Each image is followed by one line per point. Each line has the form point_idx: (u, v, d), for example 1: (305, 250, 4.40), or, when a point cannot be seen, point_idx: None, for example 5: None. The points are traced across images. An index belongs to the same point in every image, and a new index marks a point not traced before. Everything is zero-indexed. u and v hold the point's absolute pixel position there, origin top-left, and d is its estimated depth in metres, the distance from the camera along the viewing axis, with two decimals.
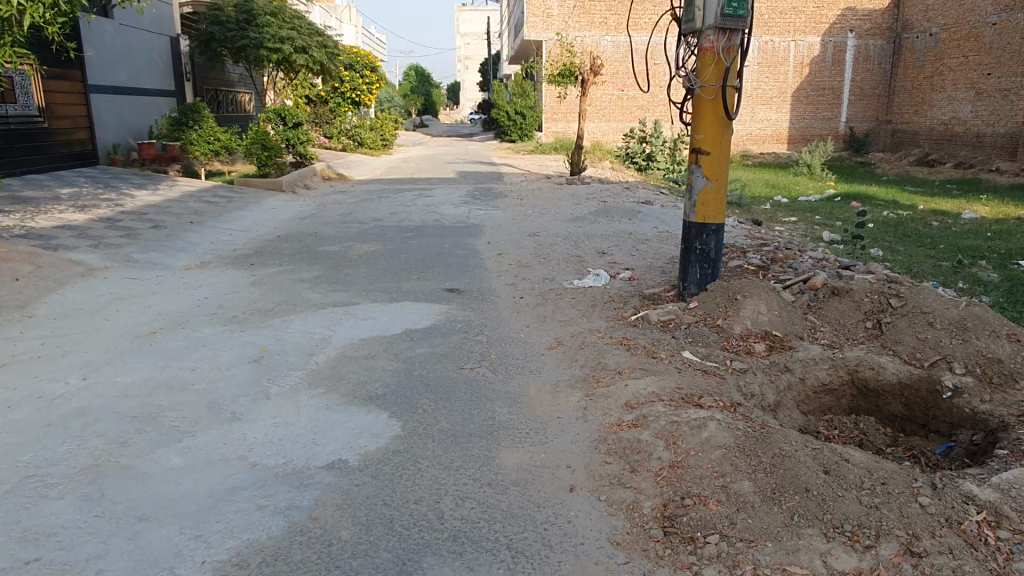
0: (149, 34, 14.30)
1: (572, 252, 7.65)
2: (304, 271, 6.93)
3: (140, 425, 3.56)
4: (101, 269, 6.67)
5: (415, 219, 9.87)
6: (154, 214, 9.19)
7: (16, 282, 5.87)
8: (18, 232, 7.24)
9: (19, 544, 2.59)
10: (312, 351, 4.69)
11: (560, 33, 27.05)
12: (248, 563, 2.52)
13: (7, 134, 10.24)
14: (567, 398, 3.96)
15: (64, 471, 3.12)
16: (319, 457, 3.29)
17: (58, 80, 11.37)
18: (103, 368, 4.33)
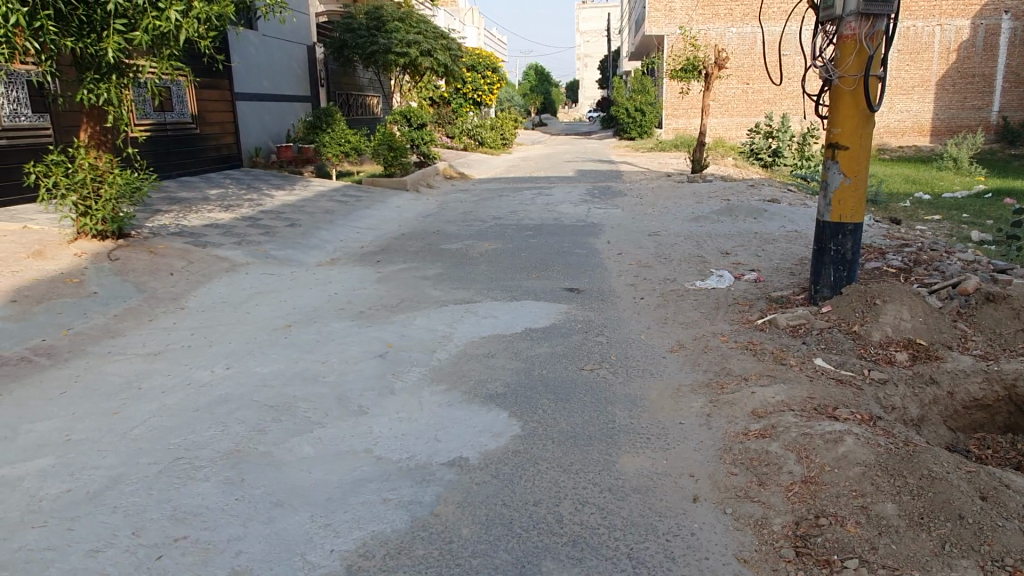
0: (288, 44, 15.16)
1: (695, 252, 7.42)
2: (427, 268, 7.12)
3: (276, 415, 3.76)
4: (243, 265, 7.12)
5: (534, 218, 9.90)
6: (291, 213, 9.74)
7: (170, 277, 6.39)
8: (173, 230, 7.87)
9: (171, 521, 2.80)
10: (434, 348, 4.80)
11: (683, 27, 26.38)
12: (373, 555, 2.60)
13: (164, 140, 11.15)
14: (690, 403, 3.84)
15: (210, 454, 3.35)
16: (441, 453, 3.36)
17: (209, 89, 12.25)
18: (245, 359, 4.62)
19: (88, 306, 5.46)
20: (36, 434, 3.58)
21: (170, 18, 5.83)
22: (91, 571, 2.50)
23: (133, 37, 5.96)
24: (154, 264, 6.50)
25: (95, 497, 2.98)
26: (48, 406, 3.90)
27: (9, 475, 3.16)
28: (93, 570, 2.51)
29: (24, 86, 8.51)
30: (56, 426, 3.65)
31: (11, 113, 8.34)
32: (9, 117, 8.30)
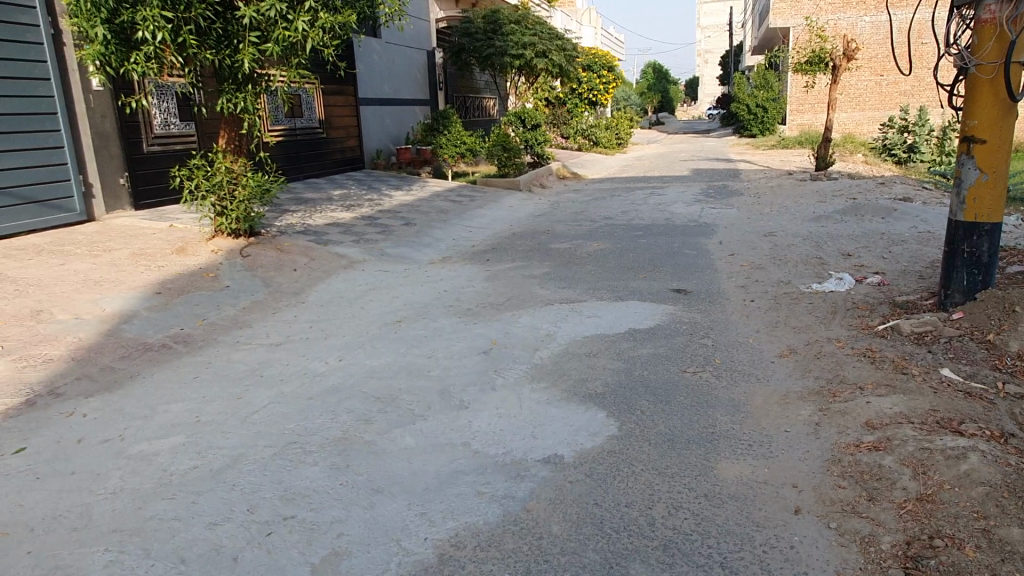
0: (409, 50, 15.67)
1: (813, 254, 7.06)
2: (534, 268, 7.18)
3: (382, 406, 3.92)
4: (361, 262, 7.45)
5: (645, 218, 9.76)
6: (406, 212, 10.09)
7: (293, 272, 6.78)
8: (299, 228, 8.34)
9: (281, 501, 2.99)
10: (537, 346, 4.84)
11: (811, 18, 25.18)
12: (464, 545, 2.66)
13: (294, 145, 11.83)
14: (797, 410, 3.67)
15: (320, 440, 3.54)
16: (536, 450, 3.39)
17: (334, 95, 12.87)
18: (357, 351, 4.84)
19: (221, 299, 5.89)
20: (171, 414, 3.91)
21: (298, 29, 6.19)
22: (210, 542, 2.72)
23: (265, 49, 6.37)
24: (280, 261, 6.93)
25: (217, 474, 3.23)
26: (182, 389, 4.25)
27: (146, 450, 3.48)
28: (211, 541, 2.72)
29: (173, 97, 9.28)
30: (188, 408, 3.97)
31: (162, 121, 9.13)
32: (160, 126, 9.09)
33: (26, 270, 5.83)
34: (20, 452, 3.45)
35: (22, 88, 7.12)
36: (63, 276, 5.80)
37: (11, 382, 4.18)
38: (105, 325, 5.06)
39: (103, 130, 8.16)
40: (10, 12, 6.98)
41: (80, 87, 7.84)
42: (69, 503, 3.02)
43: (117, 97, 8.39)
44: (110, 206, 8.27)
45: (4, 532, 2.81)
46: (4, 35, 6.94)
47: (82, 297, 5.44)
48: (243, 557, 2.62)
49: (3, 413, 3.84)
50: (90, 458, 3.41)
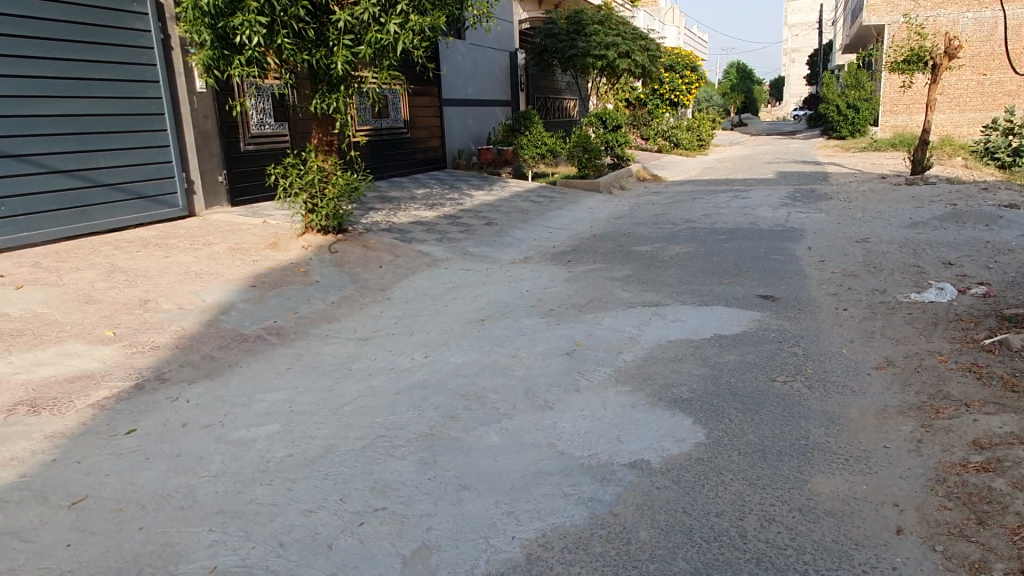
0: (493, 51, 15.80)
1: (910, 261, 6.75)
2: (616, 270, 7.12)
3: (467, 403, 3.97)
4: (444, 260, 7.56)
5: (729, 221, 9.54)
6: (487, 212, 10.18)
7: (379, 269, 6.95)
8: (384, 226, 8.54)
9: (372, 492, 3.07)
10: (621, 348, 4.80)
11: (908, 15, 24.05)
12: (552, 546, 2.67)
13: (380, 144, 12.11)
14: (897, 426, 3.51)
15: (407, 435, 3.61)
16: (621, 454, 3.36)
17: (419, 96, 13.12)
18: (441, 348, 4.93)
19: (311, 293, 6.09)
20: (266, 403, 4.07)
21: (390, 31, 6.32)
22: (306, 529, 2.81)
23: (358, 50, 6.53)
24: (367, 258, 7.11)
25: (310, 463, 3.34)
26: (277, 379, 4.42)
27: (245, 437, 3.63)
28: (306, 528, 2.82)
29: (269, 98, 9.65)
30: (283, 398, 4.13)
31: (258, 121, 9.50)
32: (257, 126, 9.47)
33: (134, 261, 6.18)
34: (131, 433, 3.67)
35: (132, 90, 7.56)
36: (167, 268, 6.11)
37: (122, 367, 4.45)
38: (205, 316, 5.31)
39: (205, 129, 8.57)
40: (124, 18, 7.44)
41: (186, 89, 8.26)
42: (176, 483, 3.19)
43: (219, 98, 8.79)
44: (209, 202, 8.67)
45: (119, 507, 3.00)
46: (120, 42, 7.41)
47: (185, 289, 5.73)
48: (337, 545, 2.71)
49: (116, 396, 4.09)
50: (193, 441, 3.59)
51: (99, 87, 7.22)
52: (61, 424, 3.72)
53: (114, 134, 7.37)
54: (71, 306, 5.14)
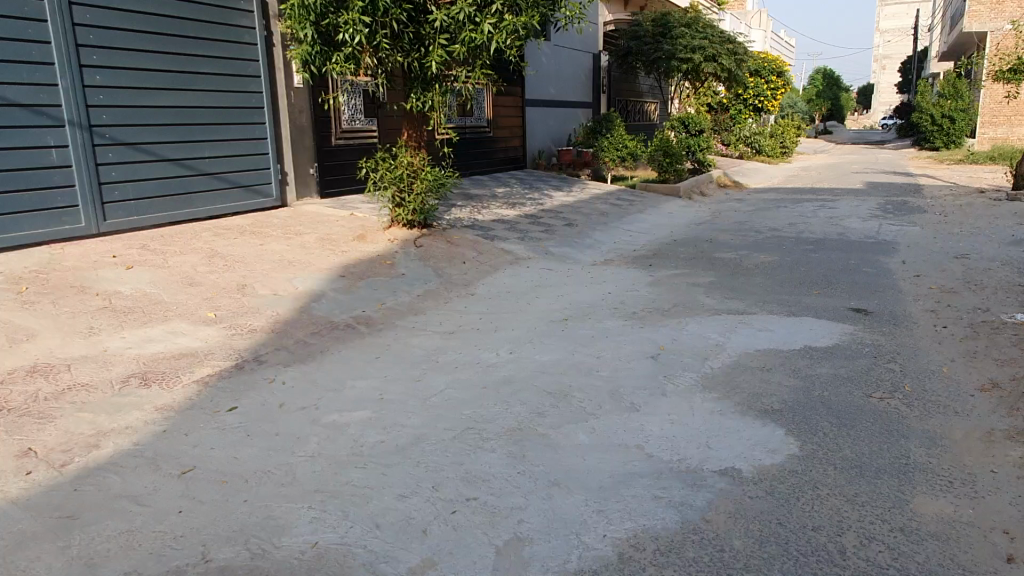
0: (577, 52, 15.80)
1: (1015, 281, 6.42)
2: (700, 276, 7.02)
3: (554, 401, 4.00)
4: (525, 259, 7.61)
5: (816, 231, 9.27)
6: (568, 213, 10.18)
7: (463, 265, 7.06)
8: (467, 223, 8.66)
9: (464, 482, 3.13)
10: (707, 355, 4.74)
11: (1014, 21, 22.81)
12: (644, 547, 2.67)
13: (463, 143, 12.27)
14: (1005, 451, 3.35)
15: (496, 428, 3.66)
16: (712, 461, 3.33)
17: (503, 96, 13.25)
18: (526, 345, 4.97)
19: (398, 286, 6.24)
20: (357, 389, 4.20)
21: (484, 31, 6.42)
22: (401, 513, 2.89)
23: (452, 50, 6.66)
24: (451, 253, 7.23)
25: (403, 450, 3.43)
26: (369, 366, 4.56)
27: (339, 421, 3.76)
28: (401, 512, 2.90)
29: (360, 94, 9.91)
30: (373, 385, 4.25)
31: (349, 117, 9.77)
32: (348, 121, 9.73)
33: (232, 248, 6.47)
34: (232, 410, 3.85)
35: (235, 84, 7.91)
36: (262, 255, 6.38)
37: (223, 347, 4.68)
38: (299, 302, 5.53)
39: (299, 123, 8.87)
40: (231, 16, 7.79)
41: (284, 84, 8.58)
42: (276, 460, 3.33)
43: (314, 93, 9.08)
44: (300, 193, 8.97)
45: (224, 479, 3.14)
46: (226, 37, 7.76)
47: (280, 276, 5.97)
48: (432, 530, 2.77)
49: (218, 374, 4.31)
50: (290, 422, 3.74)
51: (205, 80, 7.59)
52: (169, 398, 3.95)
53: (216, 126, 7.74)
54: (175, 289, 5.45)
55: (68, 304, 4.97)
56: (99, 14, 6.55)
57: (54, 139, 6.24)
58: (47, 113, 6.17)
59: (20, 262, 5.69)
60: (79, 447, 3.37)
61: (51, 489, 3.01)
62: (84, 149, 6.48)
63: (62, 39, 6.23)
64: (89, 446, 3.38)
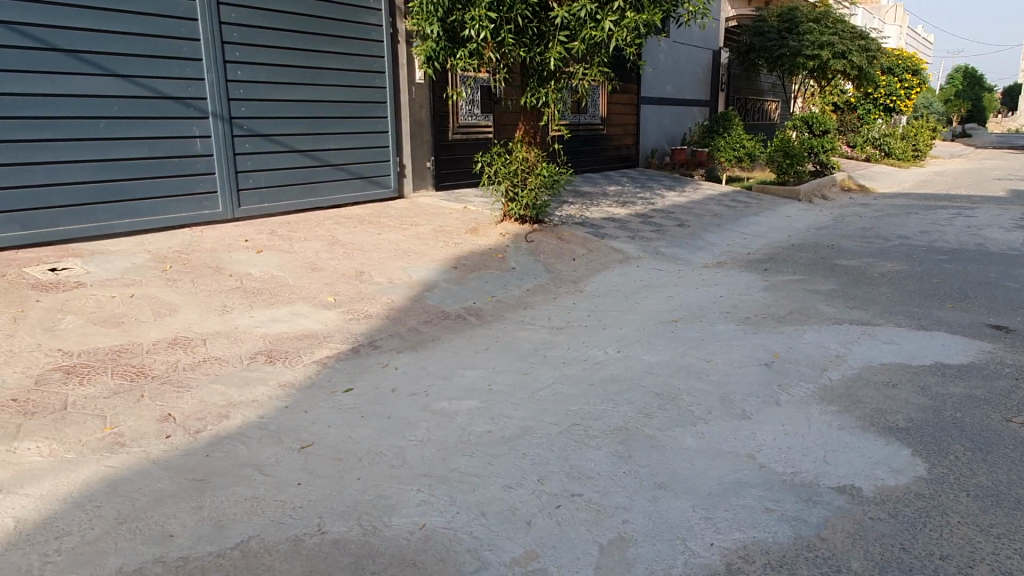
0: (696, 49, 15.42)
1: None
2: (820, 283, 6.71)
3: (662, 402, 3.94)
4: (635, 258, 7.52)
5: (951, 241, 8.65)
6: (680, 213, 9.98)
7: (573, 261, 7.06)
8: (578, 220, 8.65)
9: (569, 478, 3.13)
10: (826, 365, 4.53)
11: None
12: (753, 560, 2.59)
13: (576, 140, 12.26)
14: None
15: (602, 426, 3.65)
16: (829, 476, 3.18)
17: (619, 93, 13.13)
18: (634, 345, 4.92)
19: (508, 279, 6.31)
20: (466, 378, 4.29)
21: (605, 28, 6.38)
22: (506, 503, 2.93)
23: (572, 47, 6.67)
24: (561, 249, 7.25)
25: (509, 441, 3.48)
26: (477, 357, 4.65)
27: (448, 408, 3.85)
28: (507, 502, 2.94)
29: (478, 90, 10.06)
30: (481, 375, 4.33)
31: (467, 112, 9.93)
32: (465, 116, 9.92)
33: (353, 237, 6.77)
34: (349, 391, 4.02)
35: (361, 79, 8.24)
36: (380, 244, 6.64)
37: (341, 330, 4.90)
38: (413, 291, 5.71)
39: (419, 117, 9.13)
40: (360, 14, 8.12)
41: (406, 80, 8.86)
42: (388, 442, 3.45)
43: (434, 89, 9.31)
44: (417, 185, 9.24)
45: (340, 457, 3.29)
46: (355, 35, 8.10)
47: (397, 265, 6.19)
48: (536, 523, 2.79)
49: (336, 355, 4.52)
50: (401, 406, 3.86)
51: (334, 75, 7.95)
52: (292, 375, 4.17)
53: (342, 119, 8.10)
54: (300, 273, 5.75)
55: (205, 283, 5.36)
56: (243, 13, 6.98)
57: (199, 129, 6.74)
58: (194, 105, 6.68)
59: (165, 243, 6.19)
60: (212, 416, 3.62)
61: (186, 453, 3.25)
62: (225, 139, 6.96)
63: (210, 37, 6.70)
64: (220, 415, 3.63)
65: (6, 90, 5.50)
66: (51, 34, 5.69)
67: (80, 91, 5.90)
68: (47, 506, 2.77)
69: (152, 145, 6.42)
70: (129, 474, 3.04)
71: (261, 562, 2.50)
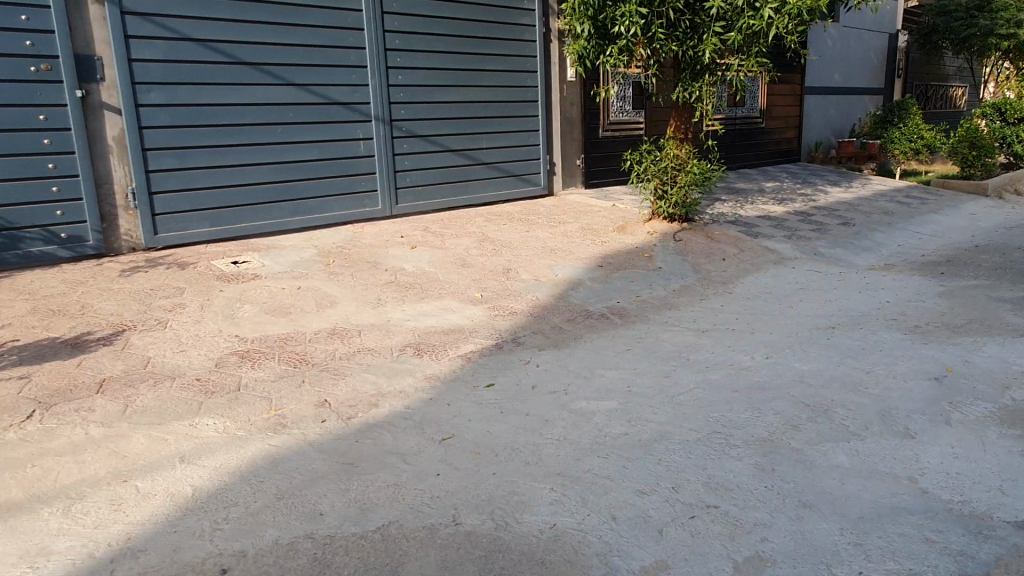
0: (870, 33, 14.31)
1: None
2: (1006, 289, 6.02)
3: (813, 414, 3.71)
4: (792, 259, 7.11)
5: None
6: (845, 211, 9.32)
7: (723, 261, 6.80)
8: (730, 218, 8.32)
9: (705, 489, 3.03)
10: (1008, 383, 4.06)
11: None
12: None
13: (732, 134, 11.80)
14: None
15: (745, 436, 3.50)
16: (1004, 509, 2.85)
17: (780, 84, 12.47)
18: (785, 351, 4.67)
19: (654, 279, 6.19)
20: (606, 378, 4.27)
21: (763, 17, 6.09)
22: (638, 509, 2.89)
23: (727, 38, 6.42)
24: (711, 249, 7.01)
25: (645, 446, 3.42)
26: (618, 357, 4.60)
27: (585, 408, 3.85)
28: (639, 508, 2.90)
29: (630, 85, 9.91)
30: (621, 376, 4.29)
31: (617, 109, 9.81)
32: (616, 113, 9.83)
33: (501, 234, 6.94)
34: (490, 386, 4.14)
35: (513, 80, 8.41)
36: (528, 241, 6.75)
37: (486, 326, 5.04)
38: (558, 290, 5.75)
39: (570, 115, 9.17)
40: (514, 15, 8.29)
41: (558, 79, 8.92)
42: (525, 439, 3.51)
43: (585, 87, 9.31)
44: (566, 183, 9.29)
45: (478, 450, 3.39)
46: (509, 36, 8.28)
47: (542, 263, 6.27)
48: (668, 533, 2.73)
49: (480, 350, 4.65)
50: (540, 403, 3.92)
51: (487, 76, 8.17)
52: (438, 368, 4.35)
53: (494, 119, 8.30)
54: (449, 269, 5.97)
55: (364, 277, 5.71)
56: (405, 20, 7.35)
57: (362, 132, 7.18)
58: (359, 109, 7.12)
59: (331, 238, 6.65)
60: (363, 403, 3.86)
61: (338, 438, 3.49)
62: (385, 141, 7.35)
63: (374, 45, 7.11)
64: (371, 404, 3.86)
65: (200, 101, 6.16)
66: (237, 49, 6.29)
67: (259, 100, 6.48)
68: (219, 478, 3.09)
69: (320, 147, 6.92)
70: (288, 454, 3.31)
71: (399, 546, 2.63)
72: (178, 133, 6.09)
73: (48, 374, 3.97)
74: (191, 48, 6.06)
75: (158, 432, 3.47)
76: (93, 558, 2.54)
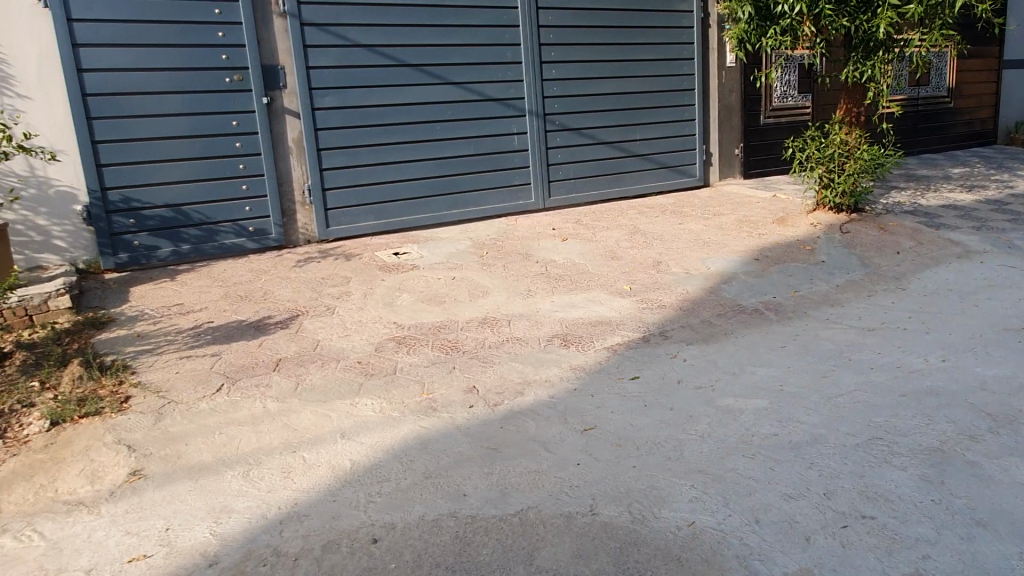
0: None
1: None
2: None
3: (994, 425, 3.35)
4: (980, 253, 6.41)
5: None
6: None
7: (897, 255, 6.26)
8: (908, 208, 7.64)
9: (861, 497, 2.84)
10: None
11: None
12: None
13: (914, 116, 10.82)
14: None
15: (912, 444, 3.22)
16: None
17: (974, 59, 11.25)
18: (964, 354, 4.24)
19: (816, 273, 5.84)
20: (756, 376, 4.10)
21: None
22: (784, 513, 2.77)
23: (907, 10, 5.93)
24: (883, 241, 6.49)
25: (796, 448, 3.25)
26: (772, 354, 4.40)
27: (733, 406, 3.72)
28: (785, 512, 2.77)
29: (796, 68, 9.38)
30: (774, 374, 4.10)
31: (782, 93, 9.31)
32: (780, 98, 9.33)
33: (653, 226, 6.83)
34: (635, 379, 4.11)
35: (669, 68, 8.23)
36: (680, 234, 6.60)
37: (634, 319, 5.00)
38: (710, 283, 5.58)
39: (729, 102, 8.83)
40: (672, 2, 8.11)
41: (717, 66, 8.63)
42: (667, 434, 3.46)
43: (747, 72, 8.92)
44: (724, 172, 8.95)
45: (619, 442, 3.39)
46: (666, 24, 8.11)
47: (695, 256, 6.11)
48: (816, 540, 2.60)
49: (627, 343, 4.62)
50: (685, 399, 3.84)
51: (643, 66, 8.05)
52: (583, 359, 4.38)
53: (648, 109, 8.17)
54: (599, 261, 5.98)
55: (515, 268, 5.86)
56: (560, 14, 7.41)
57: (516, 127, 7.33)
58: (513, 105, 7.27)
59: (484, 231, 6.86)
60: (509, 391, 3.97)
61: (484, 423, 3.62)
62: (538, 135, 7.46)
63: (528, 40, 7.24)
64: (516, 392, 3.97)
65: (368, 103, 6.58)
66: (401, 52, 6.65)
67: (421, 99, 6.81)
68: (374, 454, 3.32)
69: (477, 143, 7.15)
70: (437, 436, 3.49)
71: (537, 531, 2.70)
72: (348, 133, 6.55)
73: (235, 352, 4.44)
74: (360, 53, 6.48)
75: (324, 408, 3.78)
76: (266, 518, 2.83)
